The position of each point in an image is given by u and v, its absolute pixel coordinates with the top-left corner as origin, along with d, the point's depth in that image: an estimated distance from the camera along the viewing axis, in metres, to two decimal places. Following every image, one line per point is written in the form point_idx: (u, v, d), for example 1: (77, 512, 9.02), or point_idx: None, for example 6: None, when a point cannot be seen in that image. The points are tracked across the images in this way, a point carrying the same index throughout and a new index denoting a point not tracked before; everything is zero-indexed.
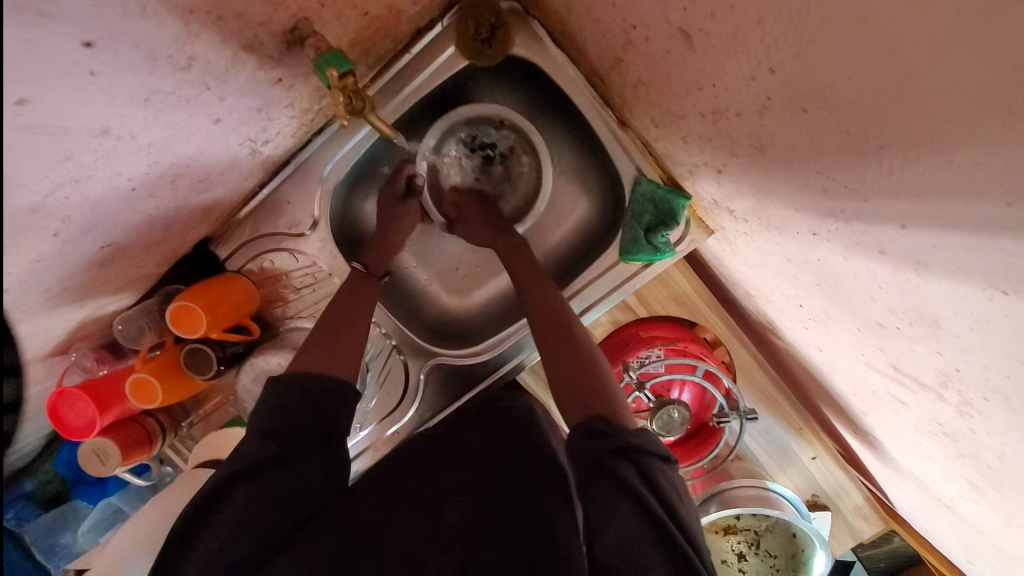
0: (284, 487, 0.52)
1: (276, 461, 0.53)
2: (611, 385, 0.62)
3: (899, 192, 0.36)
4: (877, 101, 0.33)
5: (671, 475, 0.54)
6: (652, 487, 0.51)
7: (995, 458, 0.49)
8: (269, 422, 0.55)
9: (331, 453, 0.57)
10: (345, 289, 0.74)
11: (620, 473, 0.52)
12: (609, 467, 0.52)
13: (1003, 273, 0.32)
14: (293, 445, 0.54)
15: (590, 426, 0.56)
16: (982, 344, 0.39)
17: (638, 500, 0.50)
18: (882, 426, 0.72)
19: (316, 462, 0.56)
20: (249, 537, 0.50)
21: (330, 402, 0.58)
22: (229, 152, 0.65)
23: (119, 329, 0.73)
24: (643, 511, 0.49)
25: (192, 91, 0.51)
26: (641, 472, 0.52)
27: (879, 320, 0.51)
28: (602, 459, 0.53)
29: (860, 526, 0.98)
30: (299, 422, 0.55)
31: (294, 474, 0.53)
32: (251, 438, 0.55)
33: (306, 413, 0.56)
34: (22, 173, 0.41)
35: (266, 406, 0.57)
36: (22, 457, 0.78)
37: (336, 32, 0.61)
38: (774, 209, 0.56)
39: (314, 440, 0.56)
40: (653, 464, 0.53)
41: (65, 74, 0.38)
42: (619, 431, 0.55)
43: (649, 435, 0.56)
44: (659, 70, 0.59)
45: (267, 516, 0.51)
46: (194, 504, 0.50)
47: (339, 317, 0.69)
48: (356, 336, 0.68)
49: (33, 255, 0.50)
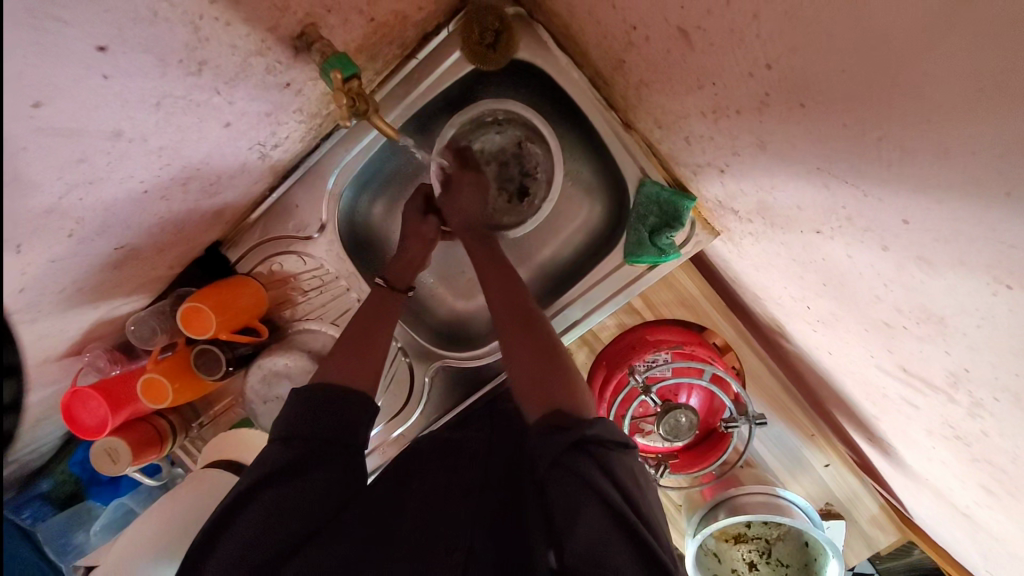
0: (305, 492, 0.55)
1: (292, 468, 0.56)
2: (572, 377, 0.65)
3: (899, 187, 0.36)
4: (874, 94, 0.34)
5: (629, 463, 0.57)
6: (612, 480, 0.54)
7: (1009, 463, 0.48)
8: (290, 427, 0.59)
9: (348, 459, 0.59)
10: (370, 305, 0.76)
11: (581, 469, 0.54)
12: (570, 464, 0.55)
13: (1005, 265, 0.31)
14: (307, 451, 0.57)
15: (551, 420, 0.58)
16: (988, 342, 0.38)
17: (599, 493, 0.52)
18: (893, 430, 0.70)
19: (334, 469, 0.58)
20: (269, 540, 0.52)
21: (353, 415, 0.61)
22: (238, 156, 0.66)
23: (131, 329, 0.74)
24: (605, 505, 0.52)
25: (202, 95, 0.53)
26: (601, 466, 0.55)
27: (886, 320, 0.50)
28: (562, 456, 0.55)
29: (876, 536, 0.95)
30: (319, 429, 0.59)
31: (316, 480, 0.56)
32: (274, 443, 0.58)
33: (322, 418, 0.59)
34: (39, 174, 0.43)
35: (287, 412, 0.60)
36: (38, 457, 0.81)
37: (343, 37, 0.62)
38: (778, 208, 0.56)
39: (334, 448, 0.58)
40: (612, 457, 0.56)
41: (79, 78, 0.39)
42: (577, 425, 0.57)
43: (605, 423, 0.58)
44: (660, 71, 0.59)
45: (290, 519, 0.53)
46: (223, 506, 0.54)
47: (362, 331, 0.72)
48: (375, 348, 0.71)
49: (49, 255, 0.51)
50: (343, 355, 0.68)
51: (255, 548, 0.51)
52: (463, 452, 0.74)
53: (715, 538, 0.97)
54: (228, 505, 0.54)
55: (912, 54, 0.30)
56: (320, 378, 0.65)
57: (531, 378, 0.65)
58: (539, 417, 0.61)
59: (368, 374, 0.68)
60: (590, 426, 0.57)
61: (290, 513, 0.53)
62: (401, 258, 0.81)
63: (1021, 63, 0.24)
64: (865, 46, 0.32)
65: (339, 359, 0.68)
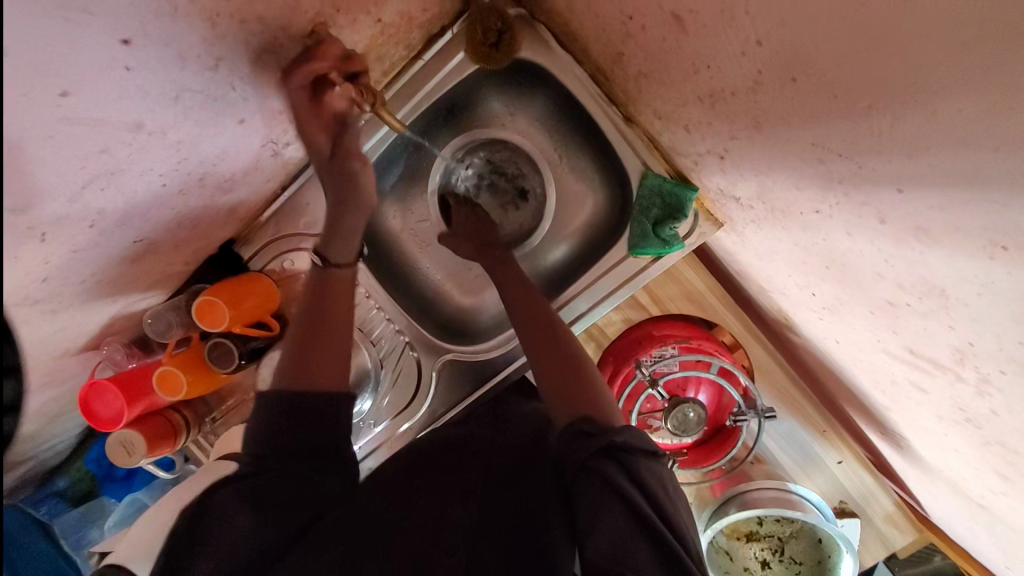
0: (278, 489, 0.55)
1: (263, 462, 0.56)
2: (597, 386, 0.65)
3: (893, 154, 0.37)
4: (862, 60, 0.35)
5: (657, 472, 0.57)
6: (640, 487, 0.54)
7: (1020, 441, 0.47)
8: (263, 433, 0.58)
9: (319, 461, 0.59)
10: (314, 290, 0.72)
11: (608, 474, 0.54)
12: (598, 469, 0.55)
13: (999, 226, 0.32)
14: (289, 448, 0.58)
15: (576, 428, 0.59)
16: (990, 310, 0.38)
17: (626, 499, 0.53)
18: (904, 420, 0.69)
19: (304, 467, 0.58)
20: (260, 539, 0.52)
21: (327, 409, 0.61)
22: (252, 152, 0.69)
23: (148, 323, 0.77)
24: (631, 510, 0.52)
25: (218, 91, 0.55)
26: (630, 473, 0.55)
27: (889, 298, 0.50)
28: (590, 460, 0.56)
29: (891, 536, 0.93)
30: (295, 428, 0.59)
31: (287, 479, 0.56)
32: (249, 443, 0.58)
33: (293, 427, 0.59)
34: (65, 162, 0.45)
35: (262, 416, 0.59)
36: (56, 455, 0.82)
37: (351, 36, 0.65)
38: (777, 190, 0.57)
39: (310, 446, 0.59)
40: (640, 463, 0.56)
41: (103, 69, 0.42)
42: (605, 432, 0.57)
43: (634, 431, 0.59)
44: (657, 60, 0.61)
45: (269, 517, 0.53)
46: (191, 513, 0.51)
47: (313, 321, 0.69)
48: (335, 336, 0.68)
49: (72, 246, 0.54)
50: (300, 351, 0.65)
51: (239, 548, 0.50)
52: (464, 448, 0.75)
53: (725, 535, 0.95)
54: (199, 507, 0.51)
55: (896, 17, 0.30)
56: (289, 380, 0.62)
57: (556, 386, 0.66)
58: (566, 425, 0.61)
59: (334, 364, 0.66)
60: (617, 433, 0.57)
61: (267, 512, 0.53)
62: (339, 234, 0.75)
63: (1002, 18, 0.25)
64: (849, 13, 0.33)
65: (298, 356, 0.65)
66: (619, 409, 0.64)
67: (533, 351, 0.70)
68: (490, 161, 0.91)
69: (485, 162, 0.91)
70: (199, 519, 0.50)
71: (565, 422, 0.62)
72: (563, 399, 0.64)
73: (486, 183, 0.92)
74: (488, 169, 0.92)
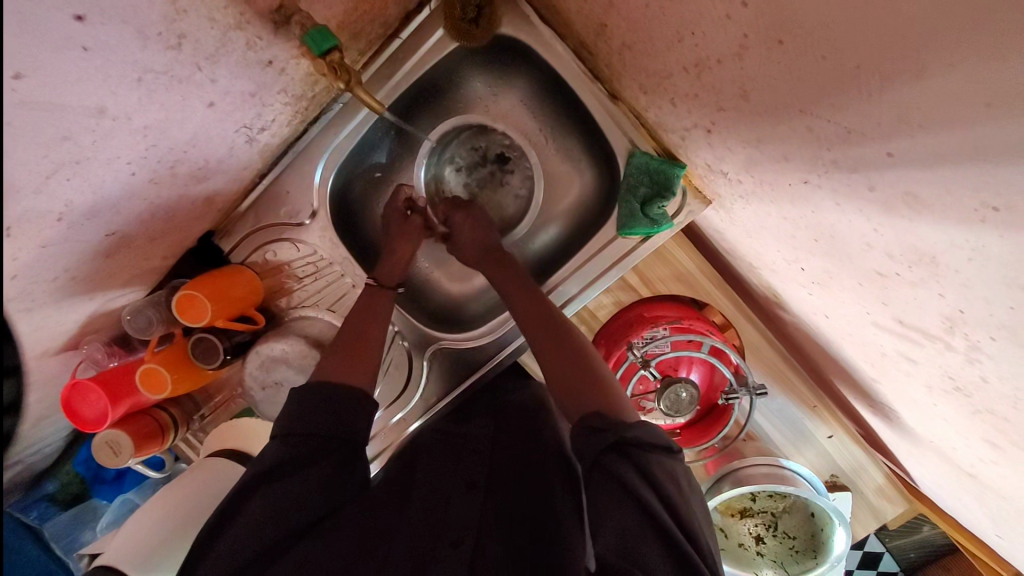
0: (296, 490, 0.54)
1: (289, 466, 0.55)
2: (605, 380, 0.65)
3: (881, 117, 0.36)
4: (848, 17, 0.34)
5: (670, 469, 0.56)
6: (652, 484, 0.53)
7: (1010, 408, 0.47)
8: (287, 427, 0.58)
9: (337, 459, 0.57)
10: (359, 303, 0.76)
11: (619, 472, 0.54)
12: (610, 466, 0.55)
13: (987, 184, 0.31)
14: (309, 446, 0.56)
15: (587, 425, 0.59)
16: (981, 276, 0.38)
17: (637, 497, 0.52)
18: (894, 391, 0.69)
19: (328, 467, 0.56)
20: (270, 535, 0.51)
21: (352, 409, 0.60)
22: (226, 139, 0.66)
23: (128, 320, 0.74)
24: (642, 509, 0.52)
25: (184, 72, 0.53)
26: (642, 470, 0.54)
27: (878, 269, 0.50)
28: (602, 457, 0.56)
29: (883, 507, 0.94)
30: (318, 425, 0.57)
31: (304, 481, 0.54)
32: (274, 437, 0.57)
33: (316, 426, 0.57)
34: (24, 150, 0.43)
35: (288, 412, 0.59)
36: (43, 459, 0.80)
37: (324, 13, 0.62)
38: (765, 161, 0.56)
39: (331, 444, 0.57)
40: (652, 460, 0.55)
41: (58, 48, 0.40)
42: (616, 428, 0.57)
43: (648, 428, 0.58)
44: (642, 30, 0.59)
45: (279, 517, 0.52)
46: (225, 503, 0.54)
47: (353, 329, 0.71)
48: (372, 343, 0.70)
49: (39, 240, 0.51)
50: (339, 351, 0.68)
51: (249, 544, 0.50)
52: (467, 441, 0.73)
53: (720, 513, 0.96)
54: (227, 506, 0.53)
55: None
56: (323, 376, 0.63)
57: (564, 384, 0.65)
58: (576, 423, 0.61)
59: (367, 368, 0.67)
60: (629, 430, 0.57)
61: (280, 514, 0.52)
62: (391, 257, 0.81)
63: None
64: None
65: (334, 356, 0.67)
66: (629, 402, 0.63)
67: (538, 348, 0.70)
68: (468, 159, 0.92)
69: (463, 163, 0.92)
70: (227, 518, 0.53)
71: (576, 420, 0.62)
72: (571, 396, 0.64)
73: (475, 176, 0.92)
74: (470, 168, 0.92)
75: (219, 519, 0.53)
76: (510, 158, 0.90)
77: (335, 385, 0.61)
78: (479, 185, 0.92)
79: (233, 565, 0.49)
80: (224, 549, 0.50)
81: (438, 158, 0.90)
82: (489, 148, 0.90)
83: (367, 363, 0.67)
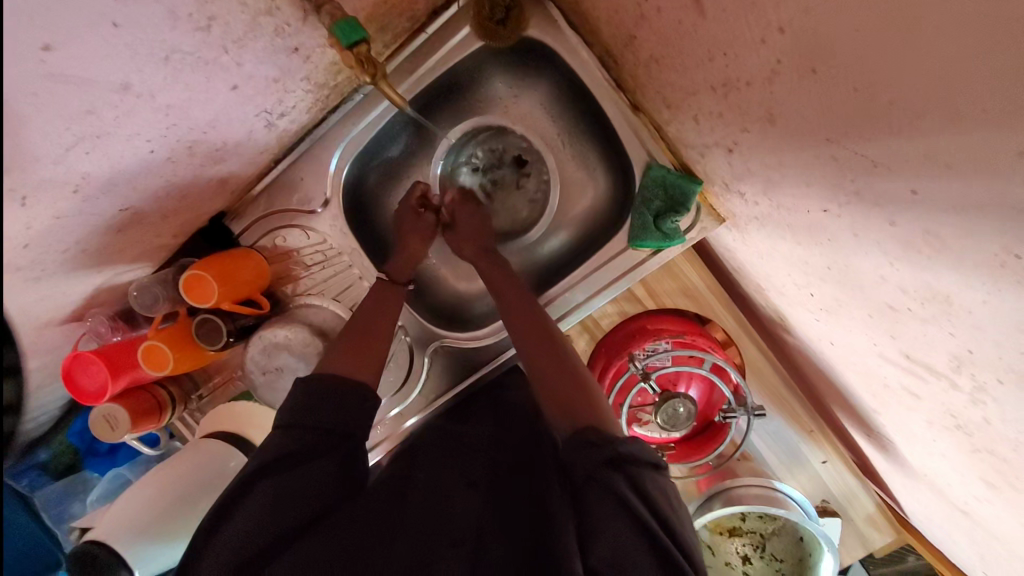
0: (299, 486, 0.54)
1: (293, 459, 0.55)
2: (596, 396, 0.65)
3: (909, 152, 0.36)
4: (884, 51, 0.34)
5: (663, 485, 0.56)
6: (645, 500, 0.53)
7: (1010, 451, 0.47)
8: (289, 418, 0.58)
9: (340, 452, 0.57)
10: (370, 299, 0.75)
11: (614, 488, 0.53)
12: (603, 479, 0.54)
13: (1010, 228, 0.31)
14: (311, 440, 0.56)
15: (581, 437, 0.58)
16: (995, 318, 0.38)
17: (633, 515, 0.52)
18: (894, 423, 0.69)
19: (331, 463, 0.56)
20: (271, 532, 0.51)
21: (356, 405, 0.61)
22: (246, 123, 0.66)
23: (134, 296, 0.74)
24: (639, 526, 0.51)
25: (211, 54, 0.53)
26: (635, 484, 0.54)
27: (890, 302, 0.50)
28: (596, 471, 0.55)
29: (871, 535, 0.94)
30: (321, 420, 0.58)
31: (311, 479, 0.54)
32: (275, 429, 0.58)
33: (319, 416, 0.58)
34: (46, 122, 0.43)
35: (291, 402, 0.59)
36: (38, 427, 0.79)
37: (353, 4, 0.62)
38: (785, 186, 0.56)
39: (332, 439, 0.57)
40: (646, 476, 0.55)
41: (89, 23, 0.40)
42: (610, 442, 0.56)
43: (641, 444, 0.58)
44: (672, 44, 0.59)
45: (281, 511, 0.52)
46: (226, 494, 0.54)
47: (362, 323, 0.71)
48: (379, 339, 0.71)
49: (53, 211, 0.51)
50: (349, 345, 0.68)
51: (249, 542, 0.51)
52: (466, 443, 0.72)
53: (709, 530, 0.96)
54: (226, 500, 0.54)
55: (924, 5, 0.29)
56: (327, 368, 0.64)
57: (556, 396, 0.65)
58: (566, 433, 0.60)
59: (372, 365, 0.67)
60: (623, 445, 0.56)
61: (280, 509, 0.52)
62: (404, 253, 0.81)
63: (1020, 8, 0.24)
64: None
65: (342, 350, 0.67)
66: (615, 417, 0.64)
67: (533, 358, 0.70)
68: (482, 161, 0.91)
69: (478, 164, 0.91)
70: (230, 508, 0.53)
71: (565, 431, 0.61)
72: (562, 409, 0.64)
73: (490, 176, 0.91)
74: (486, 168, 0.91)
75: (221, 509, 0.53)
76: (527, 162, 0.90)
77: (342, 379, 0.61)
78: (492, 187, 0.92)
79: (237, 560, 0.50)
80: (228, 542, 0.51)
81: (456, 154, 0.89)
82: (506, 150, 0.90)
83: (374, 360, 0.67)
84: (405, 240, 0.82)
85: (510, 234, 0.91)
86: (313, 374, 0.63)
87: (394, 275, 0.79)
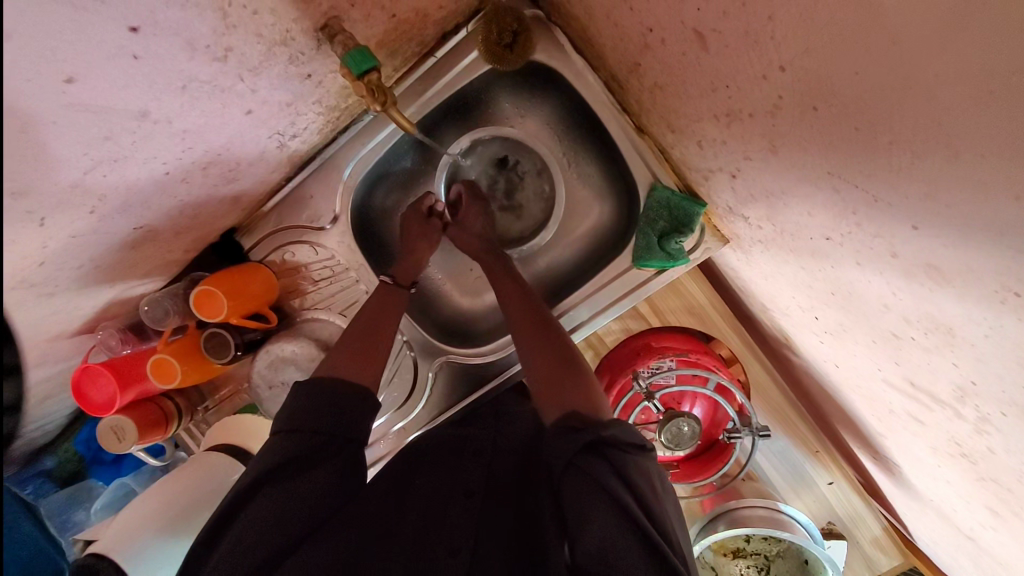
0: (302, 492, 0.54)
1: (297, 464, 0.56)
2: (590, 386, 0.66)
3: (909, 191, 0.36)
4: (886, 96, 0.34)
5: (645, 468, 0.56)
6: (628, 485, 0.54)
7: (1014, 481, 0.46)
8: (291, 423, 0.59)
9: (334, 456, 0.58)
10: (371, 303, 0.76)
11: (595, 471, 0.54)
12: (586, 466, 0.55)
13: (1009, 269, 0.31)
14: (309, 446, 0.57)
15: (566, 423, 0.60)
16: (996, 354, 0.38)
17: (614, 498, 0.52)
18: (900, 449, 0.69)
19: (332, 468, 0.57)
20: (276, 534, 0.52)
21: (357, 411, 0.61)
22: (258, 144, 0.68)
23: (145, 310, 0.75)
24: (620, 509, 0.51)
25: (227, 81, 0.54)
26: (618, 470, 0.54)
27: (894, 330, 0.50)
28: (577, 457, 0.56)
29: (876, 557, 0.93)
30: (320, 423, 0.58)
31: (309, 484, 0.55)
32: (278, 435, 0.58)
33: (325, 416, 0.59)
34: (65, 148, 0.44)
35: (291, 406, 0.60)
36: (46, 435, 0.81)
37: (364, 32, 0.64)
38: (787, 213, 0.56)
39: (334, 443, 0.58)
40: (630, 461, 0.56)
41: (109, 56, 0.41)
42: (592, 427, 0.58)
43: (623, 426, 0.58)
44: (675, 74, 0.60)
45: (285, 521, 0.52)
46: (224, 507, 0.54)
47: (363, 332, 0.72)
48: (380, 347, 0.71)
49: (69, 231, 0.52)
50: (352, 353, 0.68)
51: (257, 547, 0.51)
52: (467, 449, 0.72)
53: (713, 551, 0.95)
54: (225, 513, 0.54)
55: (922, 56, 0.30)
56: (329, 373, 0.65)
57: (545, 385, 0.67)
58: (557, 420, 0.62)
59: (373, 377, 0.67)
60: (606, 429, 0.57)
61: (281, 517, 0.52)
62: (406, 260, 0.82)
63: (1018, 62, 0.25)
64: (874, 46, 0.33)
65: (343, 357, 0.68)
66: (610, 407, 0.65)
67: (526, 352, 0.71)
68: (486, 172, 0.92)
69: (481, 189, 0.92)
70: (224, 524, 0.53)
71: (554, 420, 0.62)
72: (552, 397, 0.65)
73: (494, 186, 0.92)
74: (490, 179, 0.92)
75: (218, 522, 0.54)
76: (512, 156, 0.90)
77: (337, 382, 0.62)
78: (500, 196, 0.93)
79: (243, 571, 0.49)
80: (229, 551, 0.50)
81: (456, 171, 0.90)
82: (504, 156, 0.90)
83: (372, 369, 0.68)
84: (409, 246, 0.83)
85: (527, 238, 0.91)
86: (314, 378, 0.64)
87: (400, 279, 0.80)
